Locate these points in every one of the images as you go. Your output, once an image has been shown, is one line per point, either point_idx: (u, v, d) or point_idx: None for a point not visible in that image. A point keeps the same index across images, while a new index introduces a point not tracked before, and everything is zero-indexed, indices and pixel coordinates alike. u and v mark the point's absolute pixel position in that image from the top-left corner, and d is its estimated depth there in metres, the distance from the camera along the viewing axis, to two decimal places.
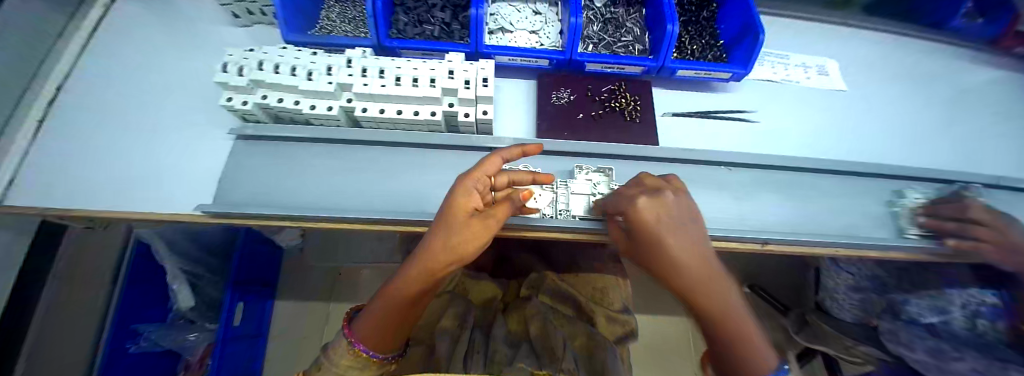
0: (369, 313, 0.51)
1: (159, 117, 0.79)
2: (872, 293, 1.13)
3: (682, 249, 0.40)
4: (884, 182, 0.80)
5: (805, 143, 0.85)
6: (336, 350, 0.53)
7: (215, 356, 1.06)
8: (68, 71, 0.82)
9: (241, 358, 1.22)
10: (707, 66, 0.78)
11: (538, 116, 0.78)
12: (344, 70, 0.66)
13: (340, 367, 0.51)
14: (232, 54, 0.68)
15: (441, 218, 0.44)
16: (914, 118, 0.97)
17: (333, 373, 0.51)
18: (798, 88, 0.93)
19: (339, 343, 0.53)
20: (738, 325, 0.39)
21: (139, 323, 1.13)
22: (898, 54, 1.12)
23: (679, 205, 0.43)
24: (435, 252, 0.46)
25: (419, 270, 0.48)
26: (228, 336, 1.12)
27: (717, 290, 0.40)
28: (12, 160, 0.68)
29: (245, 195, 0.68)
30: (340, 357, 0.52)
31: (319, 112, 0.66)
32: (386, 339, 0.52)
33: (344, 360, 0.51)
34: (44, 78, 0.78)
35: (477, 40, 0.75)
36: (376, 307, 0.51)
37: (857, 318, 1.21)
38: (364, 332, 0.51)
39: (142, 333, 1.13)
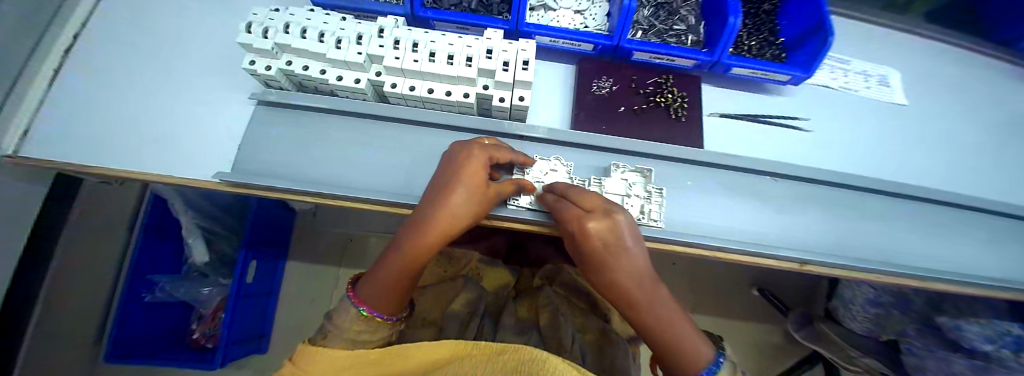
0: (371, 277, 0.52)
1: (179, 74, 0.75)
2: (896, 310, 1.06)
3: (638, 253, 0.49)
4: (939, 209, 0.75)
5: (859, 158, 0.79)
6: (341, 317, 0.52)
7: (228, 311, 1.08)
8: (87, 14, 0.78)
9: (254, 314, 1.26)
10: (765, 66, 0.71)
11: (575, 105, 0.73)
12: (375, 39, 0.61)
13: (348, 333, 0.51)
14: (257, 13, 0.63)
15: (458, 182, 0.50)
16: (977, 141, 0.90)
17: (342, 339, 0.51)
18: (859, 97, 0.86)
19: (344, 310, 0.52)
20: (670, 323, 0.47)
21: (156, 274, 1.17)
22: (967, 68, 1.02)
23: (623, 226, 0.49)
24: (446, 216, 0.50)
25: (428, 231, 0.50)
26: (241, 293, 1.13)
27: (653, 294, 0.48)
28: (27, 102, 0.66)
29: (267, 166, 0.66)
30: (350, 324, 0.51)
31: (346, 84, 0.62)
32: (394, 301, 0.52)
33: (351, 325, 0.51)
34: (62, 19, 0.74)
35: (518, 17, 0.68)
36: (380, 271, 0.52)
37: (868, 332, 1.14)
38: (367, 294, 0.51)
39: (157, 283, 1.16)
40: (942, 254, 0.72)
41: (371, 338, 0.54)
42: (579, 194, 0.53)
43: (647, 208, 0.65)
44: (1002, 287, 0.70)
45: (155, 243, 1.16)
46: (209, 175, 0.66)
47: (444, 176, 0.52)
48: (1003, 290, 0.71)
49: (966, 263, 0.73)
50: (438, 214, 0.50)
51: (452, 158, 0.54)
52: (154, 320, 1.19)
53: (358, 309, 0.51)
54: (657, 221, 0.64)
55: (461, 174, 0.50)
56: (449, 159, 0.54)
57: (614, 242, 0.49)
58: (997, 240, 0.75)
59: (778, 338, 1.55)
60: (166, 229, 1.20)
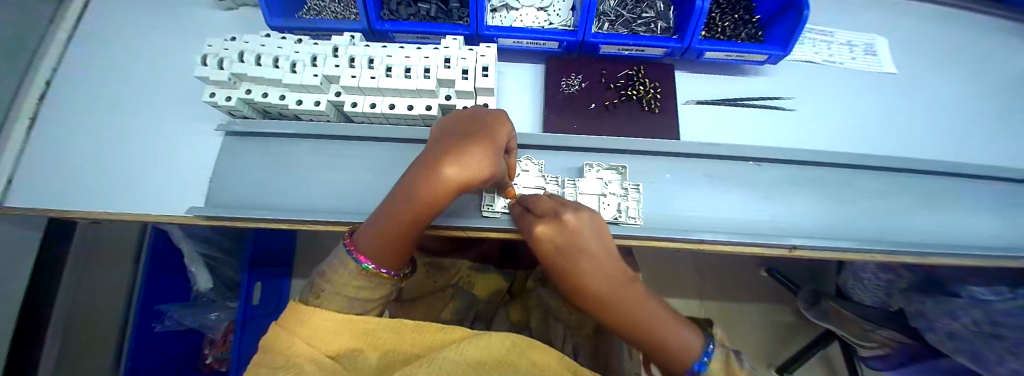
0: (371, 228, 0.43)
1: (154, 110, 0.75)
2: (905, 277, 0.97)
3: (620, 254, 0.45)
4: (934, 181, 0.72)
5: (846, 133, 0.76)
6: (336, 272, 0.43)
7: (237, 336, 1.09)
8: (59, 54, 0.79)
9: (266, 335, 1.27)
10: (740, 47, 0.68)
11: (545, 106, 0.71)
12: (331, 60, 0.60)
13: (346, 289, 0.43)
14: (211, 44, 0.62)
15: (486, 138, 0.40)
16: (973, 104, 0.86)
17: (335, 296, 0.42)
18: (844, 69, 0.82)
19: (340, 263, 0.44)
20: (665, 333, 0.40)
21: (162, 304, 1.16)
22: (960, 29, 0.98)
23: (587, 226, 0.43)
24: (463, 171, 0.38)
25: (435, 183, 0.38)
26: (248, 318, 1.15)
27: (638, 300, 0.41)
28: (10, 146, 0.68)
29: (241, 197, 0.66)
30: (348, 280, 0.43)
31: (306, 107, 0.61)
32: (399, 256, 0.44)
33: (350, 281, 0.43)
34: (36, 61, 0.75)
35: (477, 21, 0.66)
36: (381, 226, 0.42)
37: (878, 302, 1.08)
38: (370, 246, 0.42)
39: (165, 312, 1.15)
40: (940, 226, 0.69)
41: (371, 295, 0.45)
42: (534, 199, 0.50)
43: (624, 206, 0.63)
44: (1010, 256, 0.66)
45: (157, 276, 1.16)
46: (184, 210, 0.66)
47: (466, 127, 0.42)
48: (1015, 260, 0.67)
49: (968, 234, 0.70)
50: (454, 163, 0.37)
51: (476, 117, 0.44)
52: (170, 351, 1.20)
53: (360, 264, 0.43)
54: (635, 218, 0.63)
55: (489, 132, 0.41)
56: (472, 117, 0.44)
57: (568, 245, 0.42)
58: (1002, 208, 0.72)
59: (787, 320, 1.51)
60: (170, 260, 1.20)
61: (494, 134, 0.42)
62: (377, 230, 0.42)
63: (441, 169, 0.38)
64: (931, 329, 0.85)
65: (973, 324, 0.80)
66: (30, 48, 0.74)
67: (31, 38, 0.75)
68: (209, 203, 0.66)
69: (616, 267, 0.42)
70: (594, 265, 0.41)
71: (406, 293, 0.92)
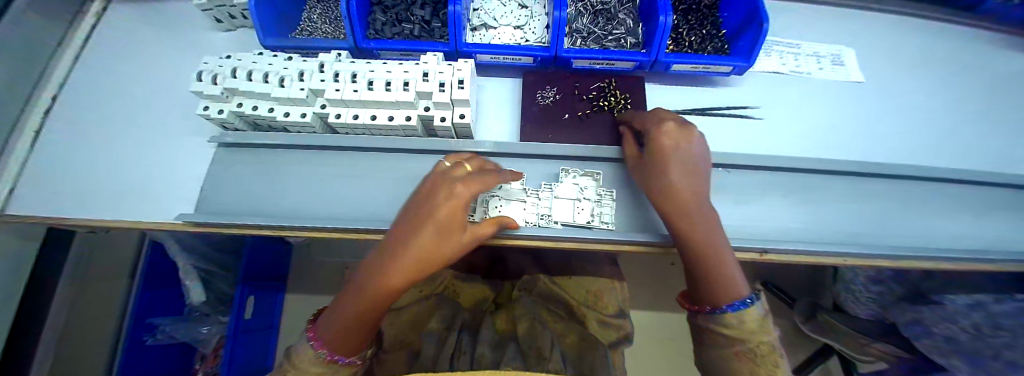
0: (331, 315, 0.43)
1: (154, 125, 0.80)
2: (894, 285, 0.97)
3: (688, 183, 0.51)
4: (904, 184, 0.74)
5: (815, 140, 0.78)
6: (299, 357, 0.44)
7: (227, 348, 1.08)
8: (66, 71, 0.84)
9: (257, 351, 1.24)
10: (705, 60, 0.72)
11: (521, 116, 0.75)
12: (317, 75, 0.64)
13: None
14: (207, 62, 0.67)
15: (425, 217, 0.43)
16: (943, 110, 0.89)
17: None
18: (810, 79, 0.86)
19: (305, 349, 0.44)
20: (719, 256, 0.47)
21: (156, 317, 1.16)
22: (929, 39, 1.02)
23: (677, 131, 0.53)
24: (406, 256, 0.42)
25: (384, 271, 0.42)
26: (240, 329, 1.14)
27: (708, 214, 0.49)
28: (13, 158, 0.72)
29: (230, 204, 0.69)
30: (309, 366, 0.42)
31: (293, 119, 0.65)
32: (353, 342, 0.44)
33: (311, 368, 0.43)
34: (43, 78, 0.80)
35: (456, 39, 0.71)
36: (339, 312, 0.43)
37: (873, 316, 1.07)
38: (325, 333, 0.42)
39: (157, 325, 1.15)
40: (912, 229, 0.71)
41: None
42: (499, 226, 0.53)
43: (598, 211, 0.66)
44: (984, 258, 0.67)
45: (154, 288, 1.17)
46: (173, 218, 0.69)
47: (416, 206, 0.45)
48: (990, 261, 0.68)
49: (940, 237, 0.71)
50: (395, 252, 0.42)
51: (426, 192, 0.47)
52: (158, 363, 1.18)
53: (317, 353, 0.42)
54: (607, 223, 0.65)
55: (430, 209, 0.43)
56: (425, 192, 0.47)
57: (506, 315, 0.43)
58: (974, 210, 0.73)
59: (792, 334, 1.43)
60: (165, 280, 1.20)
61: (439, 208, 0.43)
62: (334, 317, 0.43)
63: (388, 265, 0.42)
64: (927, 334, 0.83)
65: (973, 326, 0.80)
66: (38, 68, 0.79)
67: (41, 56, 0.80)
68: (198, 211, 0.69)
69: (696, 171, 0.52)
70: (671, 174, 0.51)
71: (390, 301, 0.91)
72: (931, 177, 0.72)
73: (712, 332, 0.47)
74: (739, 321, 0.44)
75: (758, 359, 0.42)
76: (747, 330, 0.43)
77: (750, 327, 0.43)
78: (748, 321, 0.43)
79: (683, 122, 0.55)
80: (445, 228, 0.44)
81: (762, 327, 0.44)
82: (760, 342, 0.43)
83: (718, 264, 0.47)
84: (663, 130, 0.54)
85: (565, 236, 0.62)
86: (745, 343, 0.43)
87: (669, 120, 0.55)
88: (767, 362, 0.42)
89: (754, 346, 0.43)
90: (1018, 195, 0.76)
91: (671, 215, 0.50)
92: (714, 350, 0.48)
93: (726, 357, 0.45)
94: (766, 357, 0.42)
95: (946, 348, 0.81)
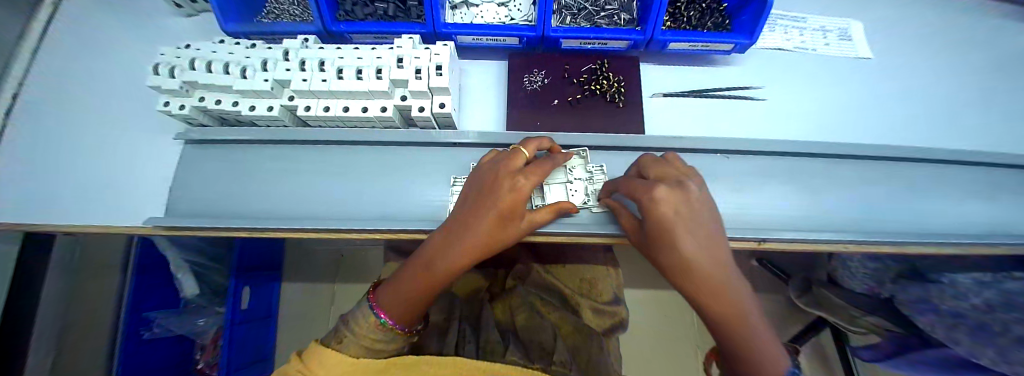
0: (392, 289, 0.53)
1: (122, 122, 0.75)
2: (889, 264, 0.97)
3: (702, 251, 0.36)
4: (909, 166, 0.71)
5: (817, 121, 0.74)
6: (358, 323, 0.51)
7: (226, 338, 1.08)
8: None
9: (255, 342, 1.24)
10: (704, 37, 0.67)
11: (508, 103, 0.70)
12: (282, 64, 0.59)
13: (363, 341, 0.50)
14: (164, 53, 0.62)
15: (484, 209, 0.50)
16: (953, 87, 0.84)
17: (353, 344, 0.50)
18: (816, 56, 0.81)
19: (362, 315, 0.52)
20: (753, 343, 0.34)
21: (151, 310, 1.13)
22: (941, 9, 0.96)
23: (676, 195, 0.39)
24: (467, 241, 0.50)
25: (447, 250, 0.51)
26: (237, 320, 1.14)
27: (737, 284, 0.36)
28: None
29: (201, 206, 0.66)
30: (367, 332, 0.51)
31: (259, 113, 0.60)
32: (413, 311, 0.52)
33: (369, 333, 0.51)
34: None
35: (433, 19, 0.65)
36: (401, 287, 0.52)
37: (869, 289, 1.01)
38: (388, 304, 0.51)
39: (154, 320, 1.12)
40: (916, 213, 0.68)
41: (384, 348, 0.53)
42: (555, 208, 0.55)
43: (591, 190, 0.64)
44: (990, 242, 0.65)
45: (147, 281, 1.12)
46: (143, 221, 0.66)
47: (476, 192, 0.52)
48: (1001, 245, 0.65)
49: (944, 222, 0.68)
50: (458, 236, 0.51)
51: (487, 178, 0.52)
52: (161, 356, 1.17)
53: (379, 318, 0.51)
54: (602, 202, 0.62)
55: (489, 200, 0.50)
56: (485, 178, 0.53)
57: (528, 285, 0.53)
58: (980, 191, 0.71)
59: (790, 314, 1.43)
60: (156, 274, 1.16)
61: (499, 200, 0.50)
62: (398, 289, 0.52)
63: (451, 246, 0.51)
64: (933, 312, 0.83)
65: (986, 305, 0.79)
66: None
67: None
68: (169, 213, 0.65)
69: (710, 227, 0.39)
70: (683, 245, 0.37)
71: None
72: (935, 158, 0.69)
73: None
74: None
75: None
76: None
77: None
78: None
79: (679, 182, 0.41)
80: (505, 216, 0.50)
81: None
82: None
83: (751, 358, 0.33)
84: (655, 197, 0.39)
85: (555, 230, 0.59)
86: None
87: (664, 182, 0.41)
88: None
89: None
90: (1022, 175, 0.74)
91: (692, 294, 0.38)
92: None
93: None
94: None
95: (950, 322, 0.81)
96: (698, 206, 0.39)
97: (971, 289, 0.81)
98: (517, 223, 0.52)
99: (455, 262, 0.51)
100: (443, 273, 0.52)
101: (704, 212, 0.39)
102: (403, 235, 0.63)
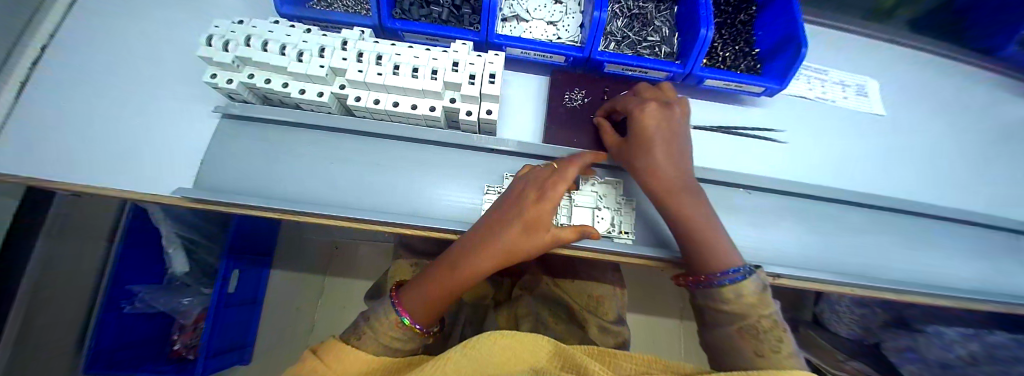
0: (416, 290, 0.52)
1: (156, 89, 0.74)
2: (879, 309, 1.01)
3: (668, 157, 0.56)
4: (910, 220, 0.75)
5: (830, 168, 0.79)
6: (380, 320, 0.50)
7: (209, 322, 0.99)
8: (64, 15, 0.77)
9: (236, 327, 1.15)
10: (738, 78, 0.71)
11: (547, 117, 0.73)
12: (338, 52, 0.60)
13: (383, 338, 0.49)
14: (219, 26, 0.62)
15: (514, 216, 0.51)
16: (954, 152, 0.90)
17: (374, 343, 0.48)
18: (833, 107, 0.86)
19: (383, 312, 0.51)
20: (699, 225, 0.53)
21: (137, 284, 1.05)
22: (947, 78, 1.03)
23: (659, 114, 0.58)
24: (496, 245, 0.51)
25: (474, 253, 0.52)
26: (222, 303, 1.04)
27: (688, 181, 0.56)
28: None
29: (231, 182, 0.65)
30: (387, 329, 0.49)
31: (309, 98, 0.61)
32: (435, 311, 0.52)
33: (389, 331, 0.49)
34: (40, 19, 0.73)
35: (487, 29, 0.68)
36: (426, 287, 0.52)
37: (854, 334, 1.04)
38: (411, 300, 0.51)
39: (138, 293, 1.04)
40: (912, 265, 0.73)
41: (403, 348, 0.51)
42: (581, 229, 0.54)
43: (617, 221, 0.66)
44: (977, 300, 0.69)
45: (136, 252, 1.05)
46: (169, 191, 0.65)
47: (507, 201, 0.54)
48: (983, 302, 0.70)
49: (935, 276, 0.73)
50: (487, 241, 0.51)
51: (519, 189, 0.55)
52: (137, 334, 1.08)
53: (400, 317, 0.50)
54: (626, 234, 0.66)
55: (520, 208, 0.52)
56: (517, 189, 0.55)
57: None
58: (967, 251, 0.76)
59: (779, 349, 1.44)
60: (144, 249, 1.08)
61: (527, 208, 0.52)
62: (423, 292, 0.52)
63: (477, 251, 0.51)
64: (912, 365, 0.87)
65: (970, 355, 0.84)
66: (34, 9, 0.72)
67: None
68: (197, 186, 0.64)
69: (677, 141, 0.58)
70: (660, 157, 0.56)
71: (381, 289, 0.86)
72: (933, 215, 0.75)
73: (715, 311, 0.50)
74: (738, 296, 0.47)
75: (760, 334, 0.44)
76: (747, 305, 0.46)
77: (746, 301, 0.46)
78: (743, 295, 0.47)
79: (666, 103, 0.60)
80: (532, 225, 0.51)
81: (761, 303, 0.46)
82: (760, 317, 0.45)
83: (702, 237, 0.52)
84: (645, 112, 0.57)
85: (584, 246, 0.61)
86: (747, 320, 0.46)
87: (652, 102, 0.59)
88: (770, 337, 0.44)
89: (756, 321, 0.45)
90: (1007, 240, 0.80)
91: (661, 189, 0.56)
92: (715, 330, 0.50)
93: (727, 335, 0.48)
94: (769, 332, 0.44)
95: None
96: (671, 124, 0.58)
97: (957, 342, 0.86)
98: (544, 236, 0.53)
99: (479, 264, 0.52)
100: (467, 275, 0.52)
101: (677, 134, 0.58)
102: (435, 234, 0.63)
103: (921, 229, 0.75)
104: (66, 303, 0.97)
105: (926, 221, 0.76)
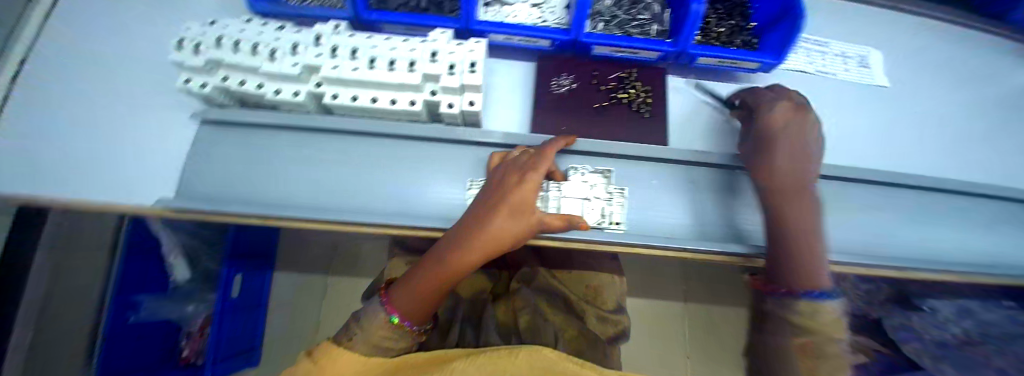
0: (405, 289, 0.51)
1: (135, 96, 0.72)
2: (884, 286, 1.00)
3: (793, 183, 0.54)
4: (916, 195, 0.73)
5: (831, 145, 0.77)
6: (370, 321, 0.49)
7: (214, 326, 0.99)
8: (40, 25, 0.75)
9: (242, 331, 1.15)
10: (733, 54, 0.68)
11: (535, 105, 0.71)
12: (312, 49, 0.59)
13: (373, 338, 0.48)
14: (188, 28, 0.60)
15: (502, 205, 0.50)
16: (962, 122, 0.87)
17: (365, 344, 0.47)
18: (834, 80, 0.82)
19: (374, 313, 0.50)
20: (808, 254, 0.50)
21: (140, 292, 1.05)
22: (956, 46, 0.98)
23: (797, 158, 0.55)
24: (485, 238, 0.49)
25: (462, 247, 0.50)
26: (227, 307, 1.04)
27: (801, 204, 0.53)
28: None
29: (214, 189, 0.64)
30: (377, 329, 0.48)
31: (286, 98, 0.59)
32: (426, 309, 0.51)
33: (379, 331, 0.48)
34: (17, 31, 0.72)
35: (467, 15, 0.65)
36: (415, 287, 0.50)
37: None
38: (401, 300, 0.50)
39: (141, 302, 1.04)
40: (918, 241, 0.71)
41: (395, 347, 0.50)
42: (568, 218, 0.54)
43: (609, 211, 0.64)
44: (985, 274, 0.67)
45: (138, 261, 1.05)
46: (152, 200, 0.64)
47: (494, 191, 0.53)
48: (991, 275, 0.69)
49: (941, 251, 0.71)
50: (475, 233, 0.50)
51: (505, 178, 0.54)
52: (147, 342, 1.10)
53: (389, 315, 0.49)
54: (618, 224, 0.63)
55: (507, 197, 0.50)
56: (503, 178, 0.54)
57: None
58: (976, 224, 0.74)
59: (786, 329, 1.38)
60: (145, 258, 1.07)
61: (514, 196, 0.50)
62: (413, 290, 0.50)
63: (466, 244, 0.49)
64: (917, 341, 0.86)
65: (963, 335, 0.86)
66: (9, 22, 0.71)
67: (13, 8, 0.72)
68: (180, 194, 0.63)
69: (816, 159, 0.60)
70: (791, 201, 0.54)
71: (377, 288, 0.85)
72: (938, 189, 0.72)
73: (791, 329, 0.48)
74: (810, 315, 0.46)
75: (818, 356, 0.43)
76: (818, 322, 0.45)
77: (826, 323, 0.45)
78: (822, 313, 0.45)
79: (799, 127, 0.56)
80: (521, 214, 0.50)
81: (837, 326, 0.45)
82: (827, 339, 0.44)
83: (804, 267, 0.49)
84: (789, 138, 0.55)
85: (574, 237, 0.60)
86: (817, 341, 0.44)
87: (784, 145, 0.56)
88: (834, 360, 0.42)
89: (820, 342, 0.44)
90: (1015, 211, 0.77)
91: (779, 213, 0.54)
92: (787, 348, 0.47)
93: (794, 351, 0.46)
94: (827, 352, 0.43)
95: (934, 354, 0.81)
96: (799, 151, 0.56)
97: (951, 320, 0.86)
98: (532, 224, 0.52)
99: (469, 258, 0.50)
100: (456, 271, 0.50)
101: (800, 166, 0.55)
102: (424, 232, 0.62)
103: (928, 203, 0.73)
104: (74, 314, 0.98)
105: (932, 195, 0.73)
